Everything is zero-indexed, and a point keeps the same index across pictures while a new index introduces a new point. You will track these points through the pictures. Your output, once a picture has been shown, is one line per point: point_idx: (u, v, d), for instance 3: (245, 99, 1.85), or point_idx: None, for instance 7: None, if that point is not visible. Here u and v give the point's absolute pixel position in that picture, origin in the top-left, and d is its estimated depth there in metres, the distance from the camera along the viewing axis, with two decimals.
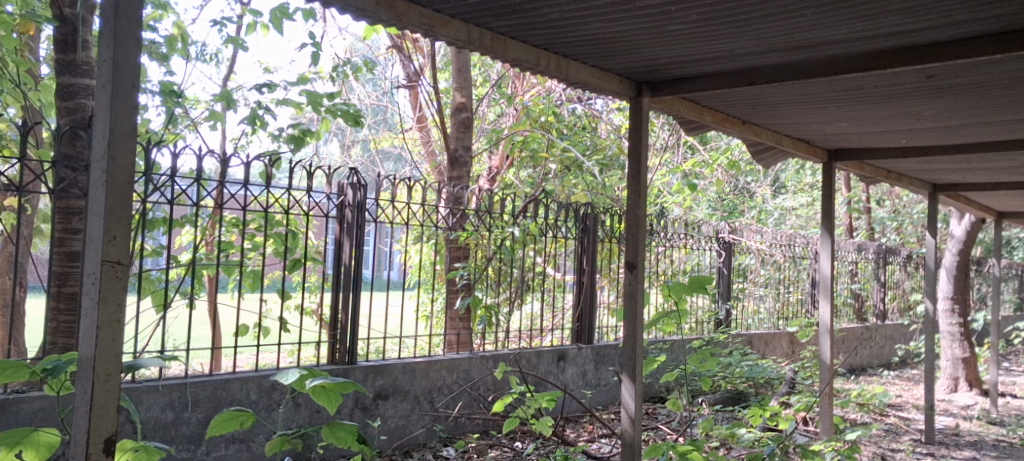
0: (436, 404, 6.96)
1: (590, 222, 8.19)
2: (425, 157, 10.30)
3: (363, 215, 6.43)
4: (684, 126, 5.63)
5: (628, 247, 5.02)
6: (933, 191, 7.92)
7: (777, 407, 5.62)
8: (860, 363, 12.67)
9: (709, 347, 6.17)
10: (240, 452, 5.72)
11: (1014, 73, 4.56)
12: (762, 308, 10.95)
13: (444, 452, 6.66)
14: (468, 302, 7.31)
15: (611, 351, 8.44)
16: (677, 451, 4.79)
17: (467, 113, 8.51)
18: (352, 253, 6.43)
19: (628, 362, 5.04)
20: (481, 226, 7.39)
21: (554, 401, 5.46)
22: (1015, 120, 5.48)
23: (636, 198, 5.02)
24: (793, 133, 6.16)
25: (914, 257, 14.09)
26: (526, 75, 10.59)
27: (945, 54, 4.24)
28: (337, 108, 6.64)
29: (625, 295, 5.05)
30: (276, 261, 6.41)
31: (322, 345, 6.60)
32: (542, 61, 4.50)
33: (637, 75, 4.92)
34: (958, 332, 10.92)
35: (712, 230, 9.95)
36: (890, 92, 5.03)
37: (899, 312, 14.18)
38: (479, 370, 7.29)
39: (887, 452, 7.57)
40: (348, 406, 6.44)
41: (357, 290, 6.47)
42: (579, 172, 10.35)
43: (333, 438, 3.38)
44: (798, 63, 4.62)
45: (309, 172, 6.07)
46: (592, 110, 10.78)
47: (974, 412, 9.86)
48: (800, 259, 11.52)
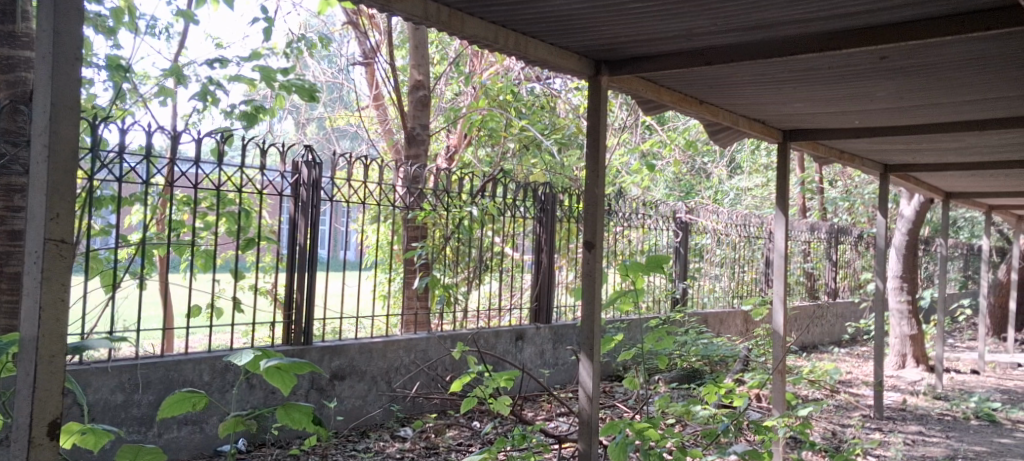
0: (393, 385, 6.92)
1: (549, 202, 8.20)
2: (382, 135, 10.22)
3: (318, 194, 6.36)
4: (642, 106, 5.62)
5: (587, 226, 5.01)
6: (885, 171, 8.03)
7: (732, 385, 5.66)
8: (812, 340, 12.88)
9: (666, 326, 6.19)
10: (192, 433, 5.65)
11: (965, 55, 4.61)
12: (717, 287, 11.05)
13: (401, 432, 6.63)
14: (426, 281, 7.26)
15: (569, 330, 8.49)
16: (634, 428, 4.81)
17: (424, 91, 8.43)
18: (307, 232, 6.36)
19: (586, 341, 5.04)
20: (439, 206, 7.35)
21: (513, 381, 5.44)
22: (964, 102, 5.55)
23: (594, 177, 5.00)
24: (749, 113, 6.18)
25: (865, 237, 14.35)
26: (484, 53, 10.60)
27: (899, 35, 4.28)
28: (290, 84, 6.51)
29: (583, 274, 5.04)
30: (229, 241, 6.30)
31: (277, 325, 6.51)
32: (500, 38, 4.45)
33: (596, 53, 4.90)
34: (906, 309, 11.12)
35: (669, 210, 10.05)
36: (845, 73, 5.06)
37: (850, 290, 14.43)
38: (437, 350, 7.27)
39: (837, 428, 7.69)
40: (303, 387, 6.39)
41: (312, 270, 6.40)
42: (537, 151, 10.33)
43: (287, 419, 3.32)
44: (756, 43, 4.63)
45: (262, 150, 5.97)
46: (551, 89, 10.75)
47: (920, 387, 10.08)
48: (755, 238, 11.66)
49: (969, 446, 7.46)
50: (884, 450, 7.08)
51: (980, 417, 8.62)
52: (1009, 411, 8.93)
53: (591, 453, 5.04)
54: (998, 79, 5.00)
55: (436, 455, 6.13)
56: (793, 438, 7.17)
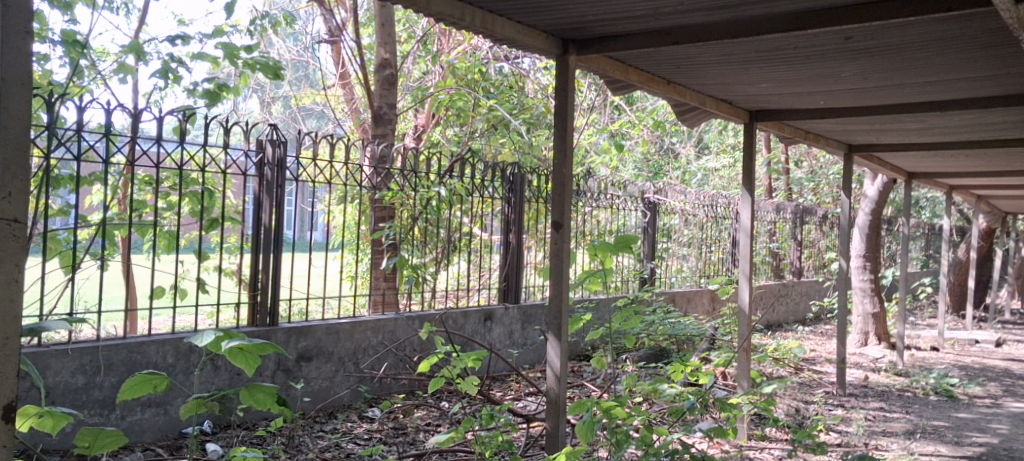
0: (361, 366, 6.90)
1: (517, 182, 8.18)
2: (349, 114, 10.13)
3: (282, 173, 6.30)
4: (609, 85, 5.61)
5: (555, 205, 4.99)
6: (850, 151, 8.09)
7: (698, 363, 5.70)
8: (776, 319, 13.01)
9: (633, 305, 6.20)
10: (156, 416, 5.60)
11: (928, 36, 4.64)
12: (684, 267, 11.12)
13: (369, 413, 6.61)
14: (394, 262, 7.21)
15: (537, 310, 8.50)
16: (601, 407, 4.83)
17: (391, 70, 8.36)
18: (272, 212, 6.31)
19: (554, 321, 5.04)
20: (406, 187, 7.31)
21: (480, 360, 5.42)
22: (927, 83, 5.60)
23: (561, 157, 4.99)
24: (716, 93, 6.19)
25: (829, 217, 14.51)
26: (452, 32, 10.53)
27: (863, 16, 4.30)
28: (255, 61, 6.41)
29: (551, 254, 5.03)
30: (192, 221, 6.23)
31: (242, 307, 6.46)
32: (466, 16, 4.41)
33: (563, 32, 4.87)
34: (869, 287, 11.27)
35: (637, 191, 10.07)
36: (810, 54, 5.08)
37: (814, 269, 14.59)
38: (405, 331, 7.25)
39: (800, 404, 7.78)
40: (269, 368, 6.34)
41: (278, 250, 6.35)
42: (506, 131, 10.28)
43: (252, 400, 3.29)
44: (723, 23, 4.63)
45: (225, 129, 5.89)
46: (519, 69, 10.70)
47: (882, 364, 10.23)
48: (722, 218, 11.75)
49: (929, 421, 7.59)
50: (846, 426, 7.18)
51: (939, 393, 8.77)
52: (967, 387, 9.09)
53: (558, 431, 5.05)
54: (960, 60, 5.04)
55: (404, 435, 6.13)
56: (757, 416, 7.25)
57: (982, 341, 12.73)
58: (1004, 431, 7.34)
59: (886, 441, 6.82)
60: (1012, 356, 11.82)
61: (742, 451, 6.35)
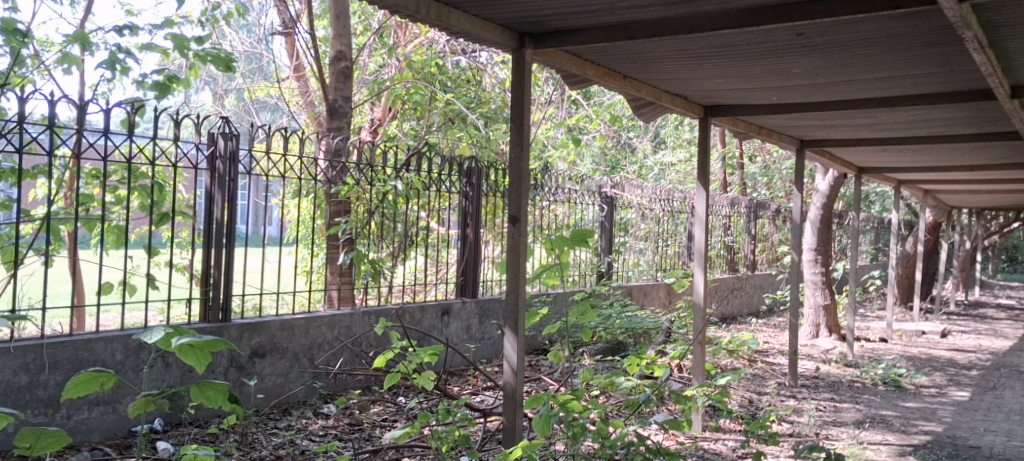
0: (316, 361, 6.83)
1: (474, 176, 8.19)
2: (304, 106, 10.03)
3: (235, 167, 6.22)
4: (566, 80, 5.60)
5: (511, 199, 4.98)
6: (802, 146, 8.19)
7: (653, 356, 5.73)
8: (730, 312, 13.16)
9: (590, 298, 6.22)
10: (104, 414, 5.49)
11: (877, 33, 4.71)
12: (641, 261, 11.19)
13: (324, 409, 6.55)
14: (351, 257, 7.12)
15: (494, 304, 8.49)
16: (558, 401, 4.83)
17: (347, 63, 8.28)
18: (224, 207, 6.22)
19: (511, 316, 5.03)
20: (362, 180, 7.24)
21: (437, 355, 5.38)
22: (876, 80, 5.68)
23: (518, 151, 4.98)
24: (671, 88, 6.22)
25: (782, 211, 14.70)
26: (408, 25, 10.48)
27: (814, 13, 4.34)
28: (206, 53, 6.29)
29: (507, 248, 5.02)
30: (142, 216, 6.12)
31: (194, 302, 6.36)
32: (421, 8, 4.38)
33: (519, 26, 4.85)
34: (820, 281, 11.44)
35: (595, 185, 10.11)
36: (763, 50, 5.12)
37: (767, 263, 14.78)
38: (361, 326, 7.19)
39: (753, 396, 7.88)
40: (221, 365, 6.25)
41: (230, 245, 6.27)
42: (463, 125, 10.18)
43: (202, 398, 3.23)
44: (677, 18, 4.65)
45: (176, 122, 5.79)
46: (477, 63, 10.67)
47: (833, 355, 10.38)
48: (677, 213, 11.86)
49: (878, 411, 7.72)
50: (798, 416, 7.28)
51: (887, 384, 8.93)
52: (914, 377, 9.28)
53: (515, 426, 5.04)
54: (909, 57, 5.12)
55: (360, 432, 6.08)
56: (711, 407, 7.32)
57: (929, 331, 13.00)
58: (949, 420, 7.50)
59: (836, 431, 6.93)
60: (957, 347, 12.09)
61: (696, 443, 6.40)
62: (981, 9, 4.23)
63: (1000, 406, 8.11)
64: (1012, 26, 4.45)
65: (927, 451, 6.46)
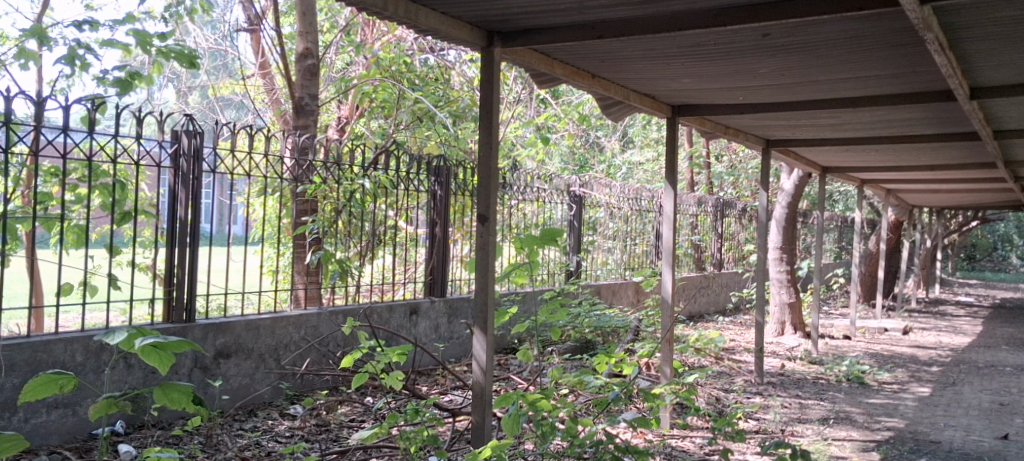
0: (282, 362, 6.75)
1: (443, 175, 8.15)
2: (270, 104, 9.93)
3: (199, 165, 6.14)
4: (535, 78, 5.58)
5: (480, 198, 4.95)
6: (767, 146, 8.24)
7: (622, 354, 5.72)
8: (698, 310, 13.23)
9: (559, 298, 6.19)
10: (64, 417, 5.39)
11: (842, 34, 4.73)
12: (610, 260, 11.20)
13: (291, 410, 6.48)
14: (318, 256, 7.05)
15: (463, 304, 8.45)
16: (527, 400, 4.81)
17: (313, 61, 8.21)
18: (188, 206, 6.13)
19: (480, 315, 4.99)
20: (329, 179, 7.17)
21: (405, 355, 5.33)
22: (840, 80, 5.72)
23: (487, 149, 4.95)
24: (639, 88, 6.22)
25: (748, 210, 14.81)
26: (376, 23, 10.46)
27: (780, 14, 4.34)
28: (169, 50, 6.19)
29: (477, 247, 4.99)
30: (103, 214, 6.02)
31: (158, 303, 6.26)
32: (389, 6, 4.34)
33: (488, 24, 4.82)
34: (785, 279, 11.53)
35: (563, 184, 10.09)
36: (730, 50, 5.13)
37: (734, 261, 14.87)
38: (328, 325, 7.12)
39: (720, 393, 7.91)
40: (185, 366, 6.16)
41: (194, 244, 6.18)
42: (431, 124, 9.91)
43: (166, 400, 3.16)
44: (645, 18, 4.65)
45: (138, 119, 5.69)
46: (445, 61, 10.63)
47: (798, 352, 10.47)
48: (646, 212, 11.90)
49: (842, 407, 7.79)
50: (764, 413, 7.32)
51: (851, 380, 9.02)
52: (878, 374, 9.38)
53: (484, 425, 5.02)
54: (871, 58, 5.15)
55: (327, 432, 6.02)
56: (679, 405, 7.35)
57: (891, 329, 13.16)
58: (911, 415, 7.58)
59: (801, 427, 6.98)
60: (919, 344, 12.24)
61: (663, 440, 6.42)
62: (943, 11, 4.26)
63: (960, 401, 8.22)
64: (972, 29, 4.50)
65: (890, 446, 6.52)
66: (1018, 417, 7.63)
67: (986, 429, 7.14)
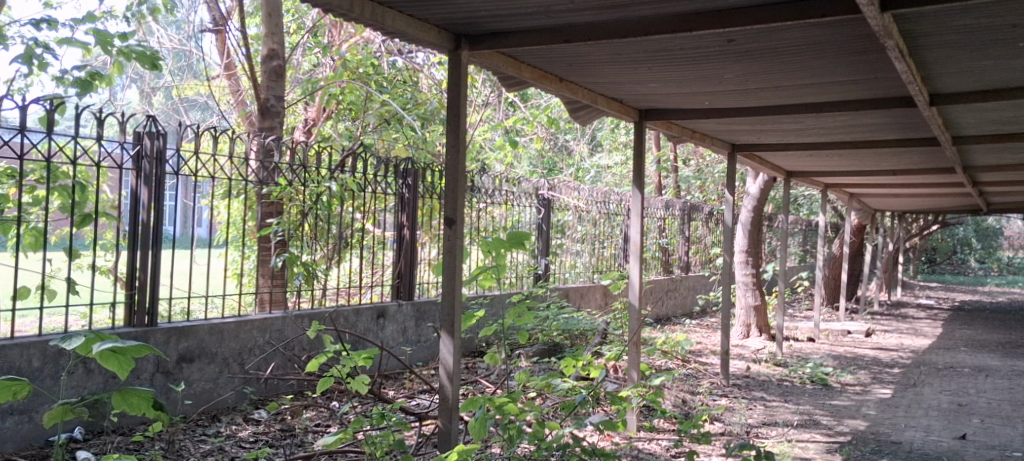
0: (246, 366, 6.67)
1: (411, 177, 8.14)
2: (235, 105, 9.85)
3: (162, 167, 6.08)
4: (503, 82, 5.58)
5: (447, 201, 4.93)
6: (733, 150, 8.30)
7: (590, 357, 5.72)
8: (665, 313, 13.30)
9: (526, 301, 6.18)
10: (19, 424, 5.30)
11: (805, 41, 4.78)
12: (578, 262, 11.21)
13: (255, 415, 6.42)
14: (282, 259, 7.04)
15: (430, 307, 8.43)
16: (494, 403, 4.79)
17: (279, 62, 8.14)
18: (150, 208, 6.06)
19: (447, 318, 4.97)
20: (295, 181, 7.11)
21: (372, 359, 5.28)
22: (803, 86, 5.76)
23: (455, 152, 4.93)
24: (607, 91, 6.23)
25: (715, 214, 14.92)
26: (343, 25, 10.47)
27: (744, 20, 4.38)
28: (130, 50, 6.09)
29: (444, 250, 4.97)
30: (62, 217, 5.93)
31: (119, 306, 6.16)
32: (355, 7, 4.31)
33: (455, 27, 4.80)
34: (751, 282, 11.62)
35: (531, 187, 10.10)
36: (695, 55, 5.16)
37: (701, 264, 14.96)
38: (293, 329, 7.05)
39: (687, 395, 7.95)
40: (147, 371, 6.08)
41: (156, 248, 6.10)
42: (399, 126, 9.97)
43: (126, 405, 3.10)
44: (611, 23, 4.66)
45: (99, 120, 5.60)
46: (413, 63, 10.61)
47: (763, 354, 10.55)
48: (614, 215, 11.96)
49: (807, 409, 7.86)
50: (729, 415, 7.37)
51: (815, 382, 9.12)
52: (841, 375, 9.49)
53: (451, 429, 4.99)
54: (834, 64, 5.20)
55: (292, 437, 5.96)
56: (645, 407, 7.38)
57: (854, 331, 13.32)
58: (873, 416, 7.66)
59: (766, 429, 7.03)
60: (881, 346, 12.41)
61: (630, 442, 6.44)
62: (903, 19, 4.31)
63: (920, 402, 8.32)
64: (933, 36, 4.55)
65: (851, 447, 6.58)
66: (977, 418, 7.75)
67: (945, 429, 7.24)
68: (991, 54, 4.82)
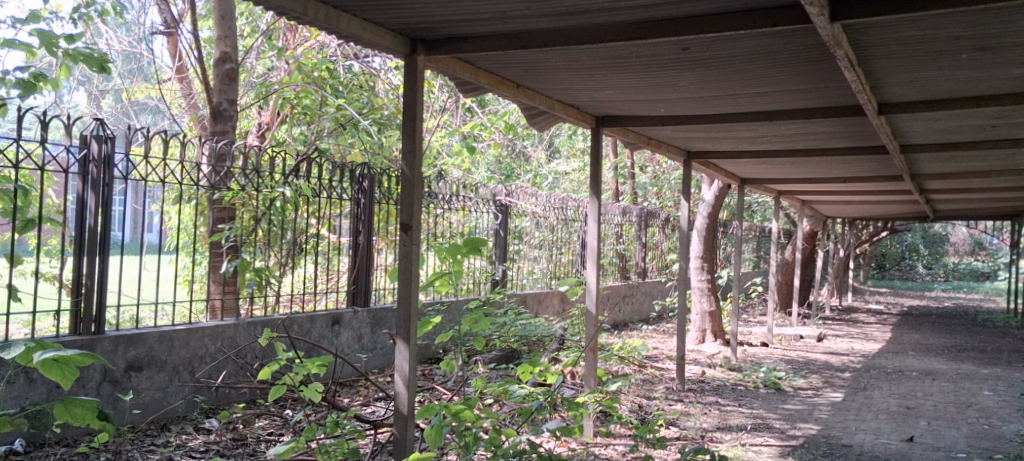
0: (196, 374, 6.55)
1: (366, 182, 8.08)
2: (186, 109, 9.68)
3: (110, 171, 5.98)
4: (459, 87, 5.56)
5: (403, 207, 4.89)
6: (689, 157, 8.36)
7: (547, 363, 5.71)
8: (622, 318, 13.35)
9: (483, 307, 6.15)
10: None
11: (758, 50, 4.81)
12: (535, 269, 11.21)
13: (206, 424, 6.30)
14: (234, 265, 6.90)
15: (387, 314, 8.37)
16: (450, 410, 4.75)
17: (232, 65, 8.02)
18: (97, 213, 5.95)
19: (403, 325, 4.92)
20: (247, 186, 7.01)
21: (326, 367, 5.18)
22: (757, 94, 5.82)
23: (411, 158, 4.89)
24: (563, 98, 6.23)
25: (671, 220, 15.03)
26: (298, 28, 10.40)
27: (698, 29, 4.40)
28: (77, 52, 5.95)
29: (400, 257, 4.92)
30: (4, 222, 5.77)
31: (64, 314, 6.02)
32: (308, 10, 4.27)
33: (411, 32, 4.77)
34: (706, 287, 11.71)
35: (488, 194, 10.07)
36: (651, 62, 5.17)
37: (657, 270, 15.06)
38: (245, 337, 6.93)
39: (643, 401, 7.98)
40: (93, 380, 5.95)
41: (103, 253, 5.98)
42: (355, 131, 9.90)
43: (68, 415, 2.99)
44: (567, 29, 4.66)
45: (43, 123, 5.47)
46: (369, 67, 10.51)
47: (717, 359, 10.63)
48: (571, 221, 11.98)
49: (761, 413, 7.92)
50: (685, 420, 7.40)
51: (768, 386, 9.21)
52: (793, 380, 9.60)
53: (407, 438, 4.93)
54: (786, 73, 5.25)
55: (243, 447, 5.87)
56: (602, 413, 7.39)
57: (806, 335, 13.50)
58: (824, 419, 7.76)
59: (720, 433, 7.07)
60: (833, 350, 12.58)
61: (586, 448, 6.42)
62: (852, 29, 4.37)
63: (870, 406, 8.44)
64: (880, 47, 4.62)
65: (804, 450, 6.65)
66: (924, 420, 7.87)
67: (894, 432, 7.35)
68: (935, 65, 4.91)
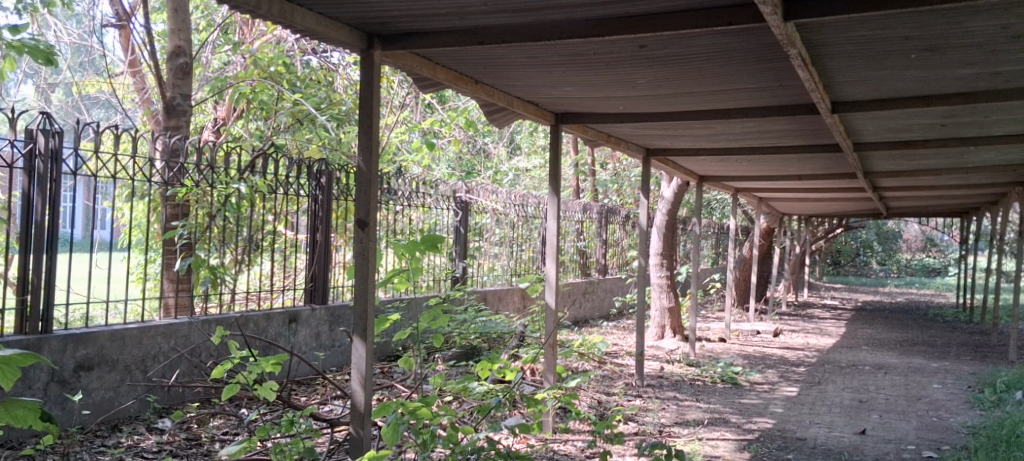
0: (149, 374, 6.45)
1: (324, 178, 8.01)
2: (139, 103, 9.51)
3: (57, 166, 5.86)
4: (418, 83, 5.52)
5: (360, 204, 4.84)
6: (648, 155, 8.40)
7: (507, 360, 5.67)
8: (582, 315, 13.40)
9: (442, 304, 6.10)
10: None
11: (714, 48, 4.84)
12: (496, 266, 11.19)
13: (158, 424, 6.20)
14: (188, 261, 6.61)
15: (344, 311, 8.30)
16: (407, 409, 4.70)
17: (186, 59, 7.89)
18: (44, 209, 5.82)
19: (359, 323, 4.87)
20: (201, 182, 6.90)
21: (281, 365, 5.11)
22: (713, 92, 5.85)
23: (367, 154, 4.85)
24: (522, 95, 6.21)
25: (631, 217, 15.10)
26: (255, 22, 10.27)
27: (654, 26, 4.41)
28: (23, 44, 5.81)
29: (356, 254, 4.88)
30: None
31: (10, 312, 5.88)
32: (261, 4, 4.20)
33: (368, 26, 4.72)
34: (665, 284, 11.77)
35: (448, 190, 10.03)
36: (609, 60, 5.18)
37: (618, 267, 15.14)
38: (200, 335, 6.83)
39: (602, 396, 8.01)
40: (41, 381, 5.82)
41: (51, 250, 5.85)
42: (312, 127, 9.82)
43: (8, 417, 2.89)
44: (524, 26, 4.64)
45: None
46: (328, 63, 10.41)
47: (676, 355, 10.71)
48: (531, 218, 11.98)
49: (717, 407, 7.99)
50: (642, 415, 7.44)
51: (725, 381, 9.30)
52: (750, 374, 9.70)
53: (364, 435, 4.88)
54: (742, 71, 5.29)
55: (197, 447, 5.77)
56: (561, 409, 7.41)
57: (763, 331, 13.66)
58: (779, 413, 7.85)
59: (677, 428, 7.12)
60: (789, 345, 12.74)
61: (545, 444, 6.42)
62: (806, 28, 4.40)
63: (824, 399, 8.55)
64: (833, 46, 4.66)
65: (759, 444, 6.71)
66: (876, 413, 7.99)
67: (846, 425, 7.45)
68: (887, 64, 4.97)
